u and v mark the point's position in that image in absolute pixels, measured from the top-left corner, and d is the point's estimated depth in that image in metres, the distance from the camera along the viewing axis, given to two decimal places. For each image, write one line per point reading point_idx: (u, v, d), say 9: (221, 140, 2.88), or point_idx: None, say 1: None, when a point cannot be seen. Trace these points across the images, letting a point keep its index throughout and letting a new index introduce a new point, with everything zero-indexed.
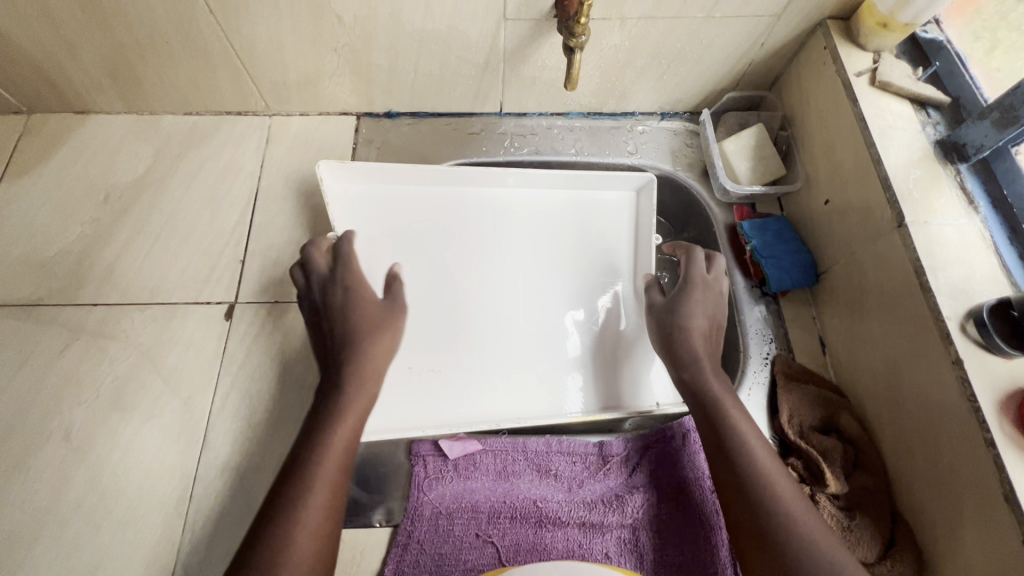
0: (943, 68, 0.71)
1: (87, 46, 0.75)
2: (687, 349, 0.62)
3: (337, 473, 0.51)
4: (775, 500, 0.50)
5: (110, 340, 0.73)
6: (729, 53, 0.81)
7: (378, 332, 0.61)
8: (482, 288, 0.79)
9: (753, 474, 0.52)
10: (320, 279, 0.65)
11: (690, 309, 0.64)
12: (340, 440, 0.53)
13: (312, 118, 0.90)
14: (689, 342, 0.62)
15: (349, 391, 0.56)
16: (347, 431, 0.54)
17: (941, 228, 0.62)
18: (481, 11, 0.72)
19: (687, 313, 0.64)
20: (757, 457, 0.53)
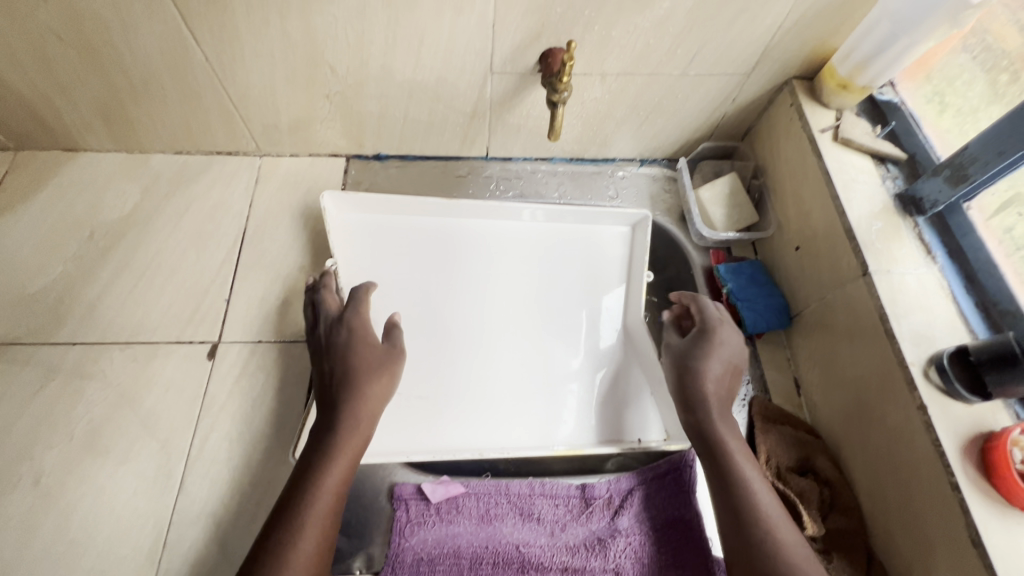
0: (899, 126, 0.76)
1: (81, 89, 0.76)
2: (697, 394, 0.62)
3: (323, 527, 0.52)
4: (780, 553, 0.51)
5: (87, 380, 0.72)
6: (704, 107, 0.86)
7: (371, 384, 0.63)
8: (474, 316, 0.82)
9: (759, 525, 0.53)
10: (329, 319, 0.70)
11: (705, 354, 0.64)
12: (328, 491, 0.54)
13: (302, 159, 0.92)
14: (701, 385, 0.62)
15: (343, 436, 0.58)
16: (338, 479, 0.55)
17: (902, 277, 0.66)
18: (469, 65, 0.75)
19: (705, 359, 0.64)
20: (764, 509, 0.54)
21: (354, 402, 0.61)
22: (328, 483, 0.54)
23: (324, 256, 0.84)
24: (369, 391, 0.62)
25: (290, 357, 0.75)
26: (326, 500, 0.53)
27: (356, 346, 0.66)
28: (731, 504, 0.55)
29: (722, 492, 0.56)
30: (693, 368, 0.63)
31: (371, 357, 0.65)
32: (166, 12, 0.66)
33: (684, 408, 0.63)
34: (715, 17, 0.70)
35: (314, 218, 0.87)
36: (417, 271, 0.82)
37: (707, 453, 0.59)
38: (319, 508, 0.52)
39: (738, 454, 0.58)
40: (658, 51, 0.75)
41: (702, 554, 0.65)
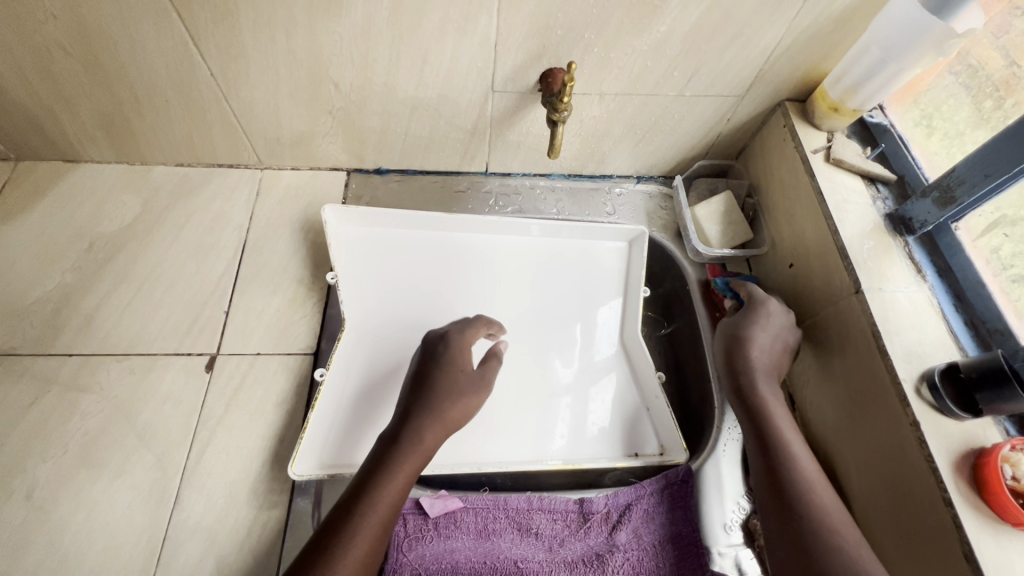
0: (889, 148, 0.78)
1: (86, 102, 0.77)
2: (744, 360, 0.68)
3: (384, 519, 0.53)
4: (814, 506, 0.55)
5: (83, 392, 0.71)
6: (699, 127, 0.88)
7: (462, 398, 0.62)
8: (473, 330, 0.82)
9: (797, 482, 0.57)
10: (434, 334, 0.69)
11: (758, 328, 0.70)
12: (384, 503, 0.54)
13: (303, 172, 0.92)
14: (747, 353, 0.68)
15: (426, 438, 0.59)
16: (405, 479, 0.56)
17: (894, 294, 0.67)
18: (471, 84, 0.77)
19: (756, 330, 0.70)
20: (801, 466, 0.59)
21: (428, 420, 0.59)
22: (389, 496, 0.54)
23: (324, 269, 0.84)
24: (448, 410, 0.61)
25: (288, 369, 0.75)
26: (380, 515, 0.53)
27: (454, 358, 0.66)
28: (771, 461, 0.60)
29: (762, 452, 0.61)
30: (744, 337, 0.69)
31: (461, 376, 0.64)
32: (175, 28, 0.67)
33: (732, 374, 0.68)
34: (711, 41, 0.72)
35: (314, 231, 0.87)
36: (416, 284, 0.83)
37: (751, 416, 0.64)
38: (386, 500, 0.54)
39: (781, 422, 0.63)
40: (656, 72, 0.77)
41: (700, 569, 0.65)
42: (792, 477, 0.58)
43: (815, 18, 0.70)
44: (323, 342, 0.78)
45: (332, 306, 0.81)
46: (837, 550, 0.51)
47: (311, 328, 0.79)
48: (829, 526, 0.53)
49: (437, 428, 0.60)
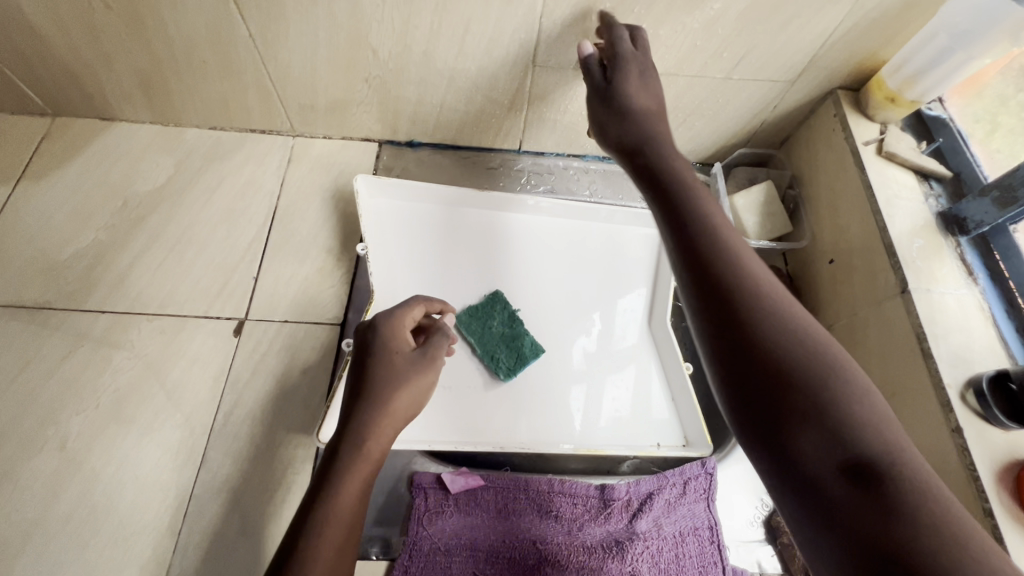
0: (946, 144, 0.74)
1: (123, 59, 0.76)
2: (638, 134, 0.56)
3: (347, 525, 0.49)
4: (771, 318, 0.42)
5: (115, 349, 0.72)
6: (743, 113, 0.85)
7: (401, 389, 0.56)
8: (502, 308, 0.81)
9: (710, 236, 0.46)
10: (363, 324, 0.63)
11: (628, 84, 0.58)
12: (341, 515, 0.49)
13: (335, 142, 0.92)
14: (639, 131, 0.56)
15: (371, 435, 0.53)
16: (359, 483, 0.51)
17: (942, 296, 0.65)
18: (512, 57, 0.75)
19: (637, 99, 0.58)
20: (735, 253, 0.45)
21: (371, 425, 0.53)
22: (338, 517, 0.49)
23: (353, 240, 0.83)
24: (385, 408, 0.54)
25: (315, 338, 0.75)
26: (334, 539, 0.48)
27: (388, 351, 0.59)
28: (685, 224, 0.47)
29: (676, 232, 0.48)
30: (627, 112, 0.57)
31: (399, 372, 0.57)
32: None
33: (656, 194, 0.51)
34: (767, 22, 0.69)
35: (344, 202, 0.86)
36: (442, 261, 0.82)
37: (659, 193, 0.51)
38: (344, 505, 0.49)
39: (706, 207, 0.49)
40: (704, 53, 0.74)
41: (716, 560, 0.67)
42: (720, 245, 0.46)
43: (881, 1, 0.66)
44: (350, 313, 0.77)
45: (360, 278, 0.80)
46: (780, 322, 0.42)
47: (339, 298, 0.79)
48: (783, 332, 0.41)
49: (376, 432, 0.53)
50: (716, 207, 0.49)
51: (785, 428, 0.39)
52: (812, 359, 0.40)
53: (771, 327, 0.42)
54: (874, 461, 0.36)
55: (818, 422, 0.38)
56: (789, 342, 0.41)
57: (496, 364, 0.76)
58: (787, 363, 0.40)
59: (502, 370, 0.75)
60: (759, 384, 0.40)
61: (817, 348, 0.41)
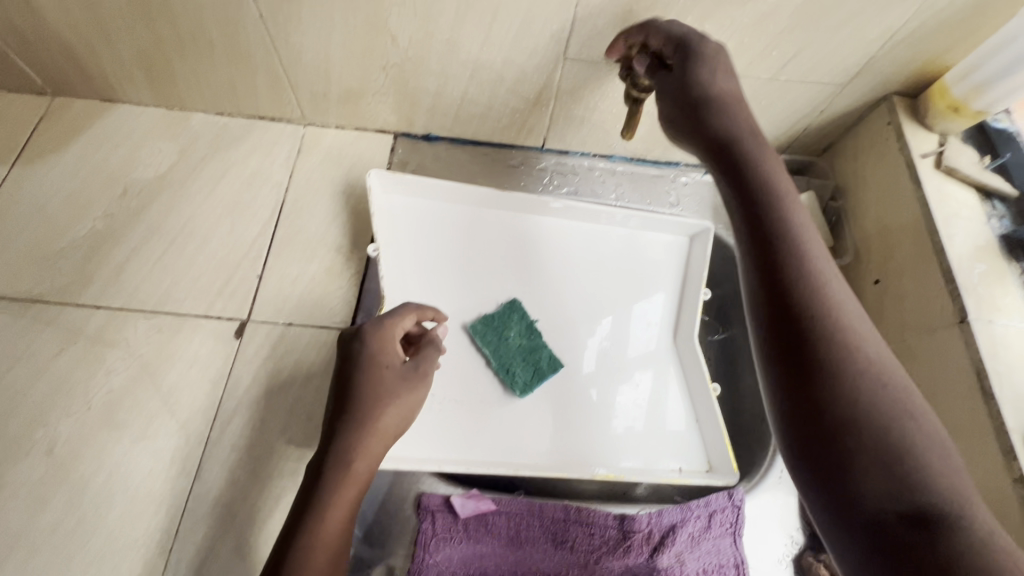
0: (1013, 159, 0.68)
1: (125, 37, 0.71)
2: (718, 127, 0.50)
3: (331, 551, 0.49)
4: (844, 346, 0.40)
5: (109, 348, 0.68)
6: (787, 116, 0.78)
7: (386, 407, 0.53)
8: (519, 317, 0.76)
9: (792, 249, 0.43)
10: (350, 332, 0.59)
11: (711, 69, 0.52)
12: (323, 543, 0.48)
13: (347, 132, 0.86)
14: (721, 119, 0.50)
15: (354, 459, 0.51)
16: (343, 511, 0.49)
17: (1006, 329, 0.59)
18: (541, 48, 0.69)
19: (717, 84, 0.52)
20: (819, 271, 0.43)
21: (356, 448, 0.51)
22: (322, 545, 0.48)
23: (363, 239, 0.78)
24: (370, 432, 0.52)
25: (321, 344, 0.71)
26: (319, 568, 0.48)
27: (376, 370, 0.55)
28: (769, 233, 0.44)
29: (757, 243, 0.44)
30: (707, 99, 0.51)
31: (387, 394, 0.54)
32: None
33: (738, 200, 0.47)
34: (825, 19, 0.63)
35: (355, 198, 0.81)
36: (457, 266, 0.77)
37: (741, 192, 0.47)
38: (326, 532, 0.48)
39: (795, 219, 0.45)
40: (752, 51, 0.68)
41: None
42: (797, 260, 0.43)
43: None
44: (358, 317, 0.73)
45: (370, 280, 0.75)
46: (847, 353, 0.40)
47: (347, 301, 0.74)
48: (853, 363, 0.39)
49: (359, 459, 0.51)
50: (806, 221, 0.46)
51: (839, 467, 0.37)
52: (874, 397, 0.38)
53: (842, 357, 0.39)
54: (933, 506, 0.34)
55: (883, 465, 0.36)
56: (858, 371, 0.39)
57: (512, 378, 0.71)
58: (856, 397, 0.38)
59: (518, 385, 0.71)
60: (819, 411, 0.38)
61: (889, 383, 0.39)
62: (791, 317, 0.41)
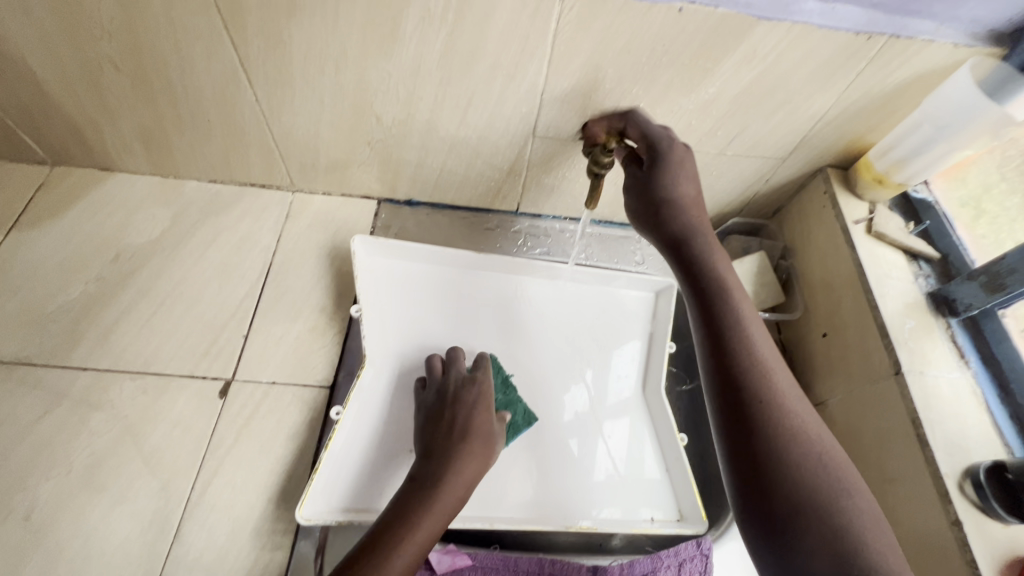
0: (933, 226, 0.76)
1: (128, 116, 0.77)
2: (682, 236, 0.59)
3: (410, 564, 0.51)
4: (793, 435, 0.47)
5: (93, 409, 0.69)
6: (736, 185, 0.87)
7: (481, 440, 0.61)
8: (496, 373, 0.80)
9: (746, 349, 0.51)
10: (456, 374, 0.69)
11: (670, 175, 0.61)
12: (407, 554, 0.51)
13: (334, 198, 0.92)
14: (683, 228, 0.59)
15: (453, 479, 0.56)
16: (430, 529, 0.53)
17: (936, 379, 0.65)
18: (512, 127, 0.76)
19: (683, 195, 0.60)
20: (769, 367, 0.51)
21: (458, 470, 0.57)
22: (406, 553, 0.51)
23: (347, 299, 0.83)
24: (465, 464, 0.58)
25: (303, 402, 0.73)
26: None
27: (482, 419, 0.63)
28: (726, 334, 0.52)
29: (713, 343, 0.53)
30: (667, 202, 0.60)
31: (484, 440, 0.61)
32: (225, 53, 0.67)
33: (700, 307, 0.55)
34: (759, 106, 0.72)
35: (340, 260, 0.86)
36: (437, 323, 0.81)
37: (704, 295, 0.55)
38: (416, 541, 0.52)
39: (749, 326, 0.53)
40: (699, 130, 0.76)
41: None
42: (752, 359, 0.51)
43: (867, 91, 0.69)
44: (340, 375, 0.76)
45: (352, 339, 0.79)
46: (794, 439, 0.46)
47: (330, 359, 0.77)
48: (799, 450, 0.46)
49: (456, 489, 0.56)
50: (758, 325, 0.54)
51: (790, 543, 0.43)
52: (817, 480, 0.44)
53: (791, 441, 0.46)
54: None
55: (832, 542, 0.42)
56: (804, 458, 0.46)
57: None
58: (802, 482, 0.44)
59: None
60: (770, 495, 0.45)
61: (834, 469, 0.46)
62: (745, 407, 0.48)
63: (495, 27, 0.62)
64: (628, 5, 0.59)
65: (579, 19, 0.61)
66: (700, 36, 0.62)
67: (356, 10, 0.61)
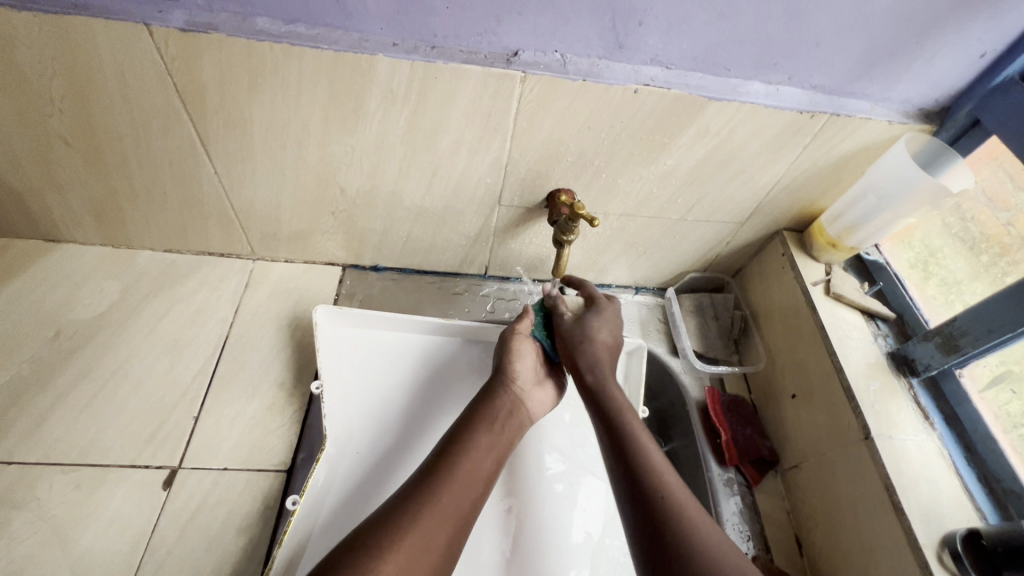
0: (886, 287, 0.79)
1: (78, 187, 0.74)
2: (591, 358, 0.70)
3: (468, 478, 0.58)
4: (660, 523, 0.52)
5: (16, 509, 0.63)
6: (699, 247, 0.89)
7: (504, 383, 0.71)
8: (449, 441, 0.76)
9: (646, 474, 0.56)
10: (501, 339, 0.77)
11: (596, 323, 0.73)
12: (462, 469, 0.58)
13: (297, 265, 0.90)
14: (592, 351, 0.71)
15: (481, 417, 0.65)
16: (479, 451, 0.61)
17: (904, 443, 0.65)
18: (478, 197, 0.77)
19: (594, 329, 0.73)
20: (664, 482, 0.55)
21: (489, 411, 0.67)
22: (462, 468, 0.58)
23: (308, 373, 0.79)
24: (501, 399, 0.69)
25: (257, 489, 0.68)
26: (456, 487, 0.56)
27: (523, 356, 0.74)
28: (623, 454, 0.59)
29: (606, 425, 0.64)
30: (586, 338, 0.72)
31: (520, 382, 0.72)
32: (183, 129, 0.66)
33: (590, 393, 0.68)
34: (715, 177, 0.75)
35: (301, 330, 0.83)
36: (411, 403, 0.77)
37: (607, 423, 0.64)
38: (466, 463, 0.59)
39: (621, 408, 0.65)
40: (660, 199, 0.78)
41: None
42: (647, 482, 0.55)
43: (814, 162, 0.73)
44: (298, 456, 0.71)
45: (312, 417, 0.75)
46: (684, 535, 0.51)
47: (288, 440, 0.73)
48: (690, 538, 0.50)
49: (499, 419, 0.66)
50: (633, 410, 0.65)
51: None
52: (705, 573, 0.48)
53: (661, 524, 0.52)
54: None
55: None
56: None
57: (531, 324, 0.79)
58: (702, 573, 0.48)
59: None
60: None
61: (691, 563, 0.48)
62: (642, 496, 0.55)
63: (458, 106, 0.64)
64: (585, 86, 0.62)
65: (539, 99, 0.63)
66: (655, 114, 0.65)
67: (317, 90, 0.62)
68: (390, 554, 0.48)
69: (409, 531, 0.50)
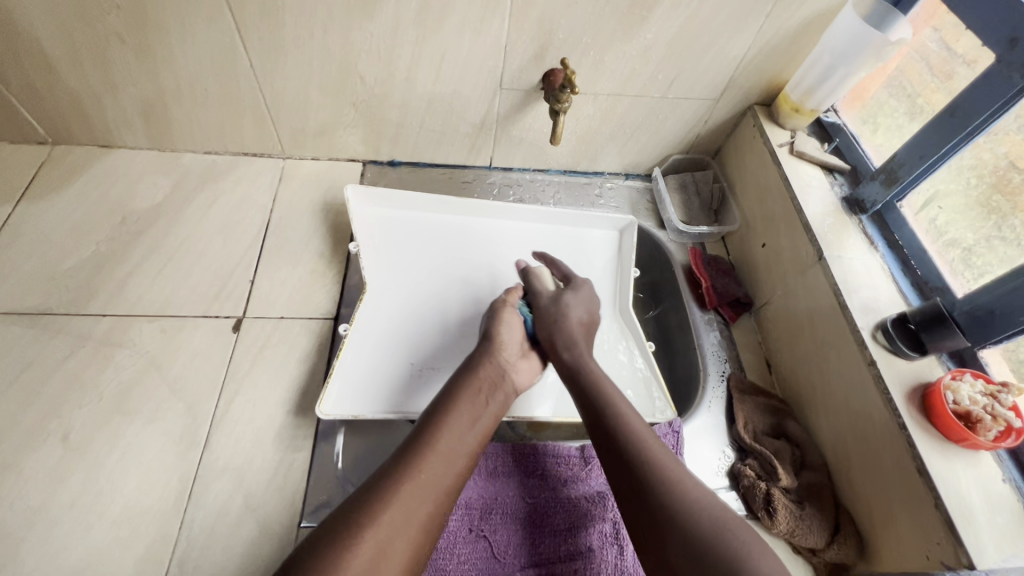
0: (842, 143, 0.91)
1: (129, 89, 0.85)
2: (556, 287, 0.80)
3: (450, 460, 0.58)
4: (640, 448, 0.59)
5: (117, 347, 0.76)
6: (680, 126, 0.99)
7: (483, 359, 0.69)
8: (461, 292, 0.89)
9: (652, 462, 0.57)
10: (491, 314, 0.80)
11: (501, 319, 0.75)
12: (435, 450, 0.58)
13: (322, 162, 1.01)
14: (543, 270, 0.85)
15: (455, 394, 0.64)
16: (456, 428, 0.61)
17: (851, 261, 0.78)
18: (482, 81, 0.87)
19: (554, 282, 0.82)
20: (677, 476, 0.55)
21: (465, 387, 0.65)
22: (439, 445, 0.58)
23: (342, 245, 0.91)
24: (485, 368, 0.68)
25: (310, 331, 0.81)
26: (435, 467, 0.56)
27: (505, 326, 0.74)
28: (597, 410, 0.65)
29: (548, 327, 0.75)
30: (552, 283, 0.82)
31: (505, 353, 0.71)
32: (224, 23, 0.76)
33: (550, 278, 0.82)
34: (689, 52, 0.85)
35: (332, 212, 0.95)
36: (427, 274, 0.89)
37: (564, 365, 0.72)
38: (444, 442, 0.59)
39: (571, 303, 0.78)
40: (643, 76, 0.88)
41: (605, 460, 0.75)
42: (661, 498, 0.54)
43: (776, 30, 0.83)
44: (343, 308, 0.84)
45: (351, 277, 0.88)
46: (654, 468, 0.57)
47: (332, 296, 0.85)
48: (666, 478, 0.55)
49: (483, 392, 0.66)
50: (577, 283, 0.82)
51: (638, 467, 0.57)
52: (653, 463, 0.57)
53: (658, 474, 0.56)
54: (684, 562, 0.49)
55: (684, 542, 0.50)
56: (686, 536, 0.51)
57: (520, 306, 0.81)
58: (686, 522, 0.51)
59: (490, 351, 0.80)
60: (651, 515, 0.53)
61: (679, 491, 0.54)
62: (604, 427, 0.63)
63: None
64: None
65: None
66: None
67: None
68: (362, 536, 0.49)
69: (382, 513, 0.51)
